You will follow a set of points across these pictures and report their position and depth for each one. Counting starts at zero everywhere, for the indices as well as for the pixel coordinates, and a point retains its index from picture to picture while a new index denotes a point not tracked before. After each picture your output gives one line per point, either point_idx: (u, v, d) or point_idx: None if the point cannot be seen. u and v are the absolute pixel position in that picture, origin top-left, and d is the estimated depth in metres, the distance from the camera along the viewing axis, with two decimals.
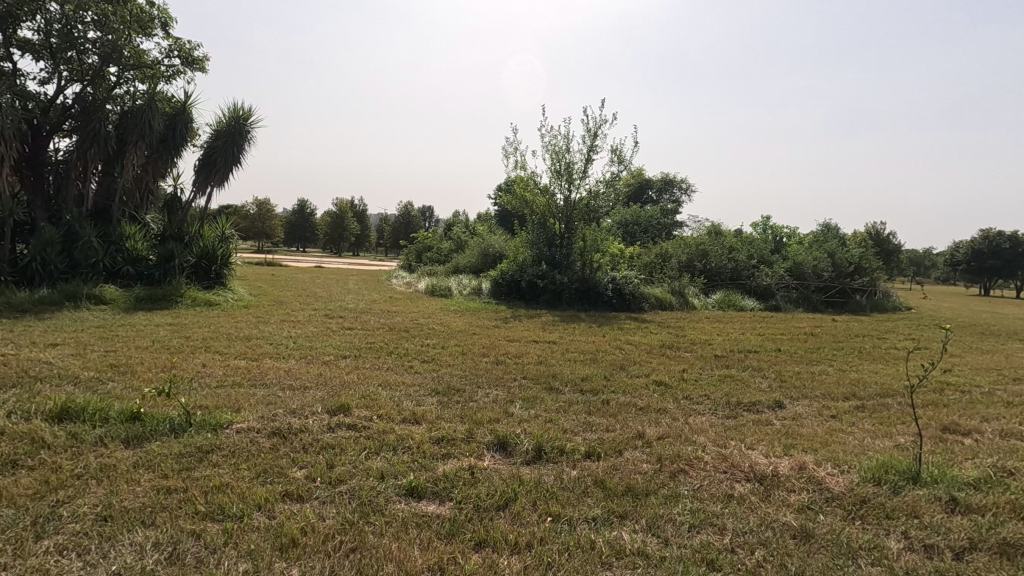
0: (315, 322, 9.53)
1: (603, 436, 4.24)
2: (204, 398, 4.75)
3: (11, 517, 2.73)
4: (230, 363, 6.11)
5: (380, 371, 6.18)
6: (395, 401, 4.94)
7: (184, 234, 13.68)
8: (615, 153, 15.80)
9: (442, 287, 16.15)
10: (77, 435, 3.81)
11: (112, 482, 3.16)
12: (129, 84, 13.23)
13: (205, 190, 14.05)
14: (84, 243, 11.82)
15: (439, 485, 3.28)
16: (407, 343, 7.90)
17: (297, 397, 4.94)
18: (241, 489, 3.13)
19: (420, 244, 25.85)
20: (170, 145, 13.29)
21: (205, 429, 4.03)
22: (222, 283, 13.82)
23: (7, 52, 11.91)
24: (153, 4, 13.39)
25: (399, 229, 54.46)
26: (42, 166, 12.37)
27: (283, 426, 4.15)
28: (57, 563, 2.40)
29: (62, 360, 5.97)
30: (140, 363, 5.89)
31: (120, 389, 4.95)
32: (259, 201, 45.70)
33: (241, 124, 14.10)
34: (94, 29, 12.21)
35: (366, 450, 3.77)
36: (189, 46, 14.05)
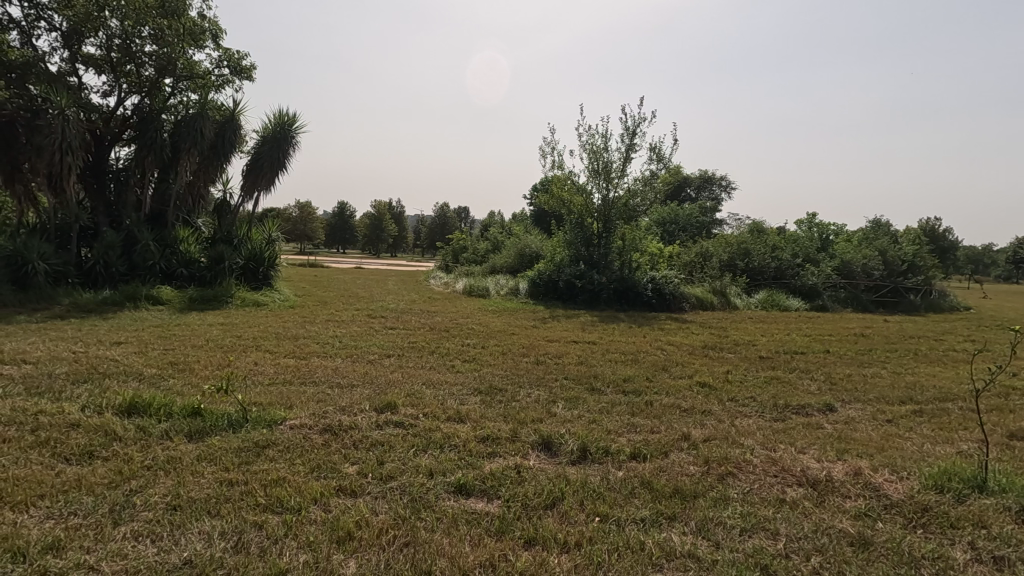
0: (359, 322, 9.78)
1: (648, 437, 4.22)
2: (259, 395, 4.95)
3: (90, 504, 2.93)
4: (280, 362, 6.34)
5: (423, 370, 6.29)
6: (439, 400, 5.03)
7: (234, 237, 14.23)
8: (653, 151, 15.59)
9: (480, 287, 16.28)
10: (145, 429, 4.03)
11: (178, 474, 3.34)
12: (182, 94, 13.84)
13: (253, 194, 14.59)
14: (142, 246, 12.45)
15: (487, 483, 3.32)
16: (447, 343, 8.02)
17: (345, 395, 5.08)
18: (298, 483, 3.25)
19: (457, 245, 26.12)
20: (220, 152, 13.85)
21: (260, 425, 4.20)
22: (269, 284, 14.33)
23: (72, 68, 12.65)
24: (204, 17, 13.97)
25: (435, 230, 55.16)
26: (103, 174, 13.11)
27: (334, 423, 4.28)
28: (134, 548, 2.55)
29: (126, 358, 6.32)
30: (197, 362, 6.17)
31: (180, 385, 5.21)
32: (301, 204, 47.05)
33: (286, 129, 14.55)
34: (151, 42, 12.84)
35: (414, 448, 3.86)
36: (238, 56, 14.61)
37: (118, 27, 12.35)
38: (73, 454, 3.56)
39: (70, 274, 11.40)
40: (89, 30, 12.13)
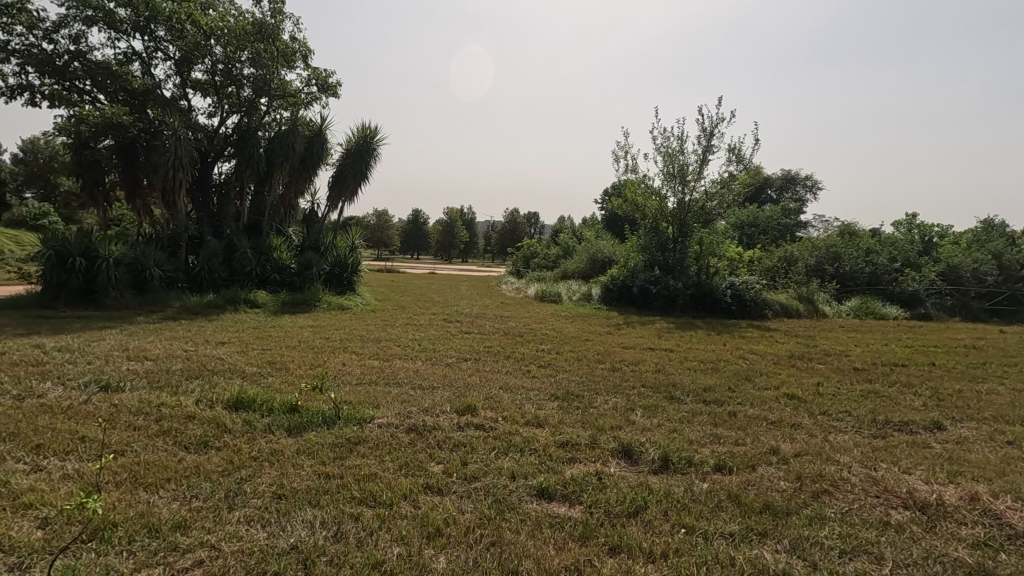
0: (436, 326, 10.09)
1: (733, 450, 4.08)
2: (350, 394, 5.25)
3: (209, 489, 3.23)
4: (366, 363, 6.67)
5: (500, 374, 6.41)
6: (517, 404, 5.12)
7: (321, 244, 15.16)
8: (732, 152, 15.04)
9: (553, 292, 16.33)
10: (251, 422, 4.39)
11: (281, 465, 3.60)
12: (276, 112, 14.90)
13: (338, 204, 15.47)
14: (241, 254, 13.50)
15: (569, 488, 3.34)
16: (523, 347, 8.13)
17: (427, 396, 5.29)
18: (388, 480, 3.41)
19: (528, 250, 26.36)
20: (309, 165, 14.80)
21: (352, 422, 4.45)
22: (352, 289, 15.08)
23: (183, 92, 13.96)
24: (296, 39, 14.98)
25: (504, 236, 55.77)
26: (208, 187, 14.33)
27: (419, 423, 4.46)
28: (247, 531, 2.79)
29: (230, 356, 6.89)
30: (292, 362, 6.62)
31: (279, 383, 5.62)
32: (378, 212, 49.23)
33: (368, 141, 15.29)
34: (249, 66, 13.94)
35: (495, 450, 3.95)
36: (325, 74, 15.55)
37: (221, 54, 13.51)
38: (192, 443, 3.93)
39: (180, 279, 12.54)
40: (197, 57, 13.35)
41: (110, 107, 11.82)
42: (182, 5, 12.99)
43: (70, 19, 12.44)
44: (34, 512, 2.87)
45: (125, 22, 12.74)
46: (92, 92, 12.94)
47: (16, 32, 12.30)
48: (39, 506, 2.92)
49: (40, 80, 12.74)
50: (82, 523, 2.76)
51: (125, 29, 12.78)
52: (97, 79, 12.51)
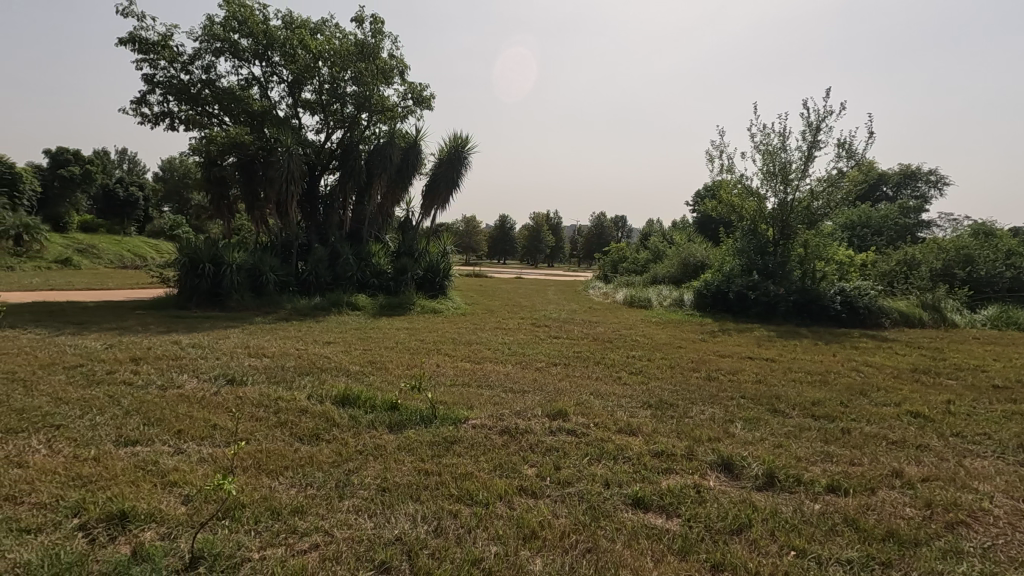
0: (525, 330, 10.20)
1: (849, 470, 3.76)
2: (445, 394, 5.45)
3: (321, 478, 3.49)
4: (459, 365, 6.90)
5: (591, 380, 6.35)
6: (608, 410, 5.05)
7: (415, 250, 15.85)
8: (842, 147, 13.91)
9: (642, 298, 15.95)
10: (356, 418, 4.68)
11: (384, 460, 3.80)
12: (375, 126, 15.79)
13: (430, 211, 16.11)
14: (344, 260, 14.44)
15: (666, 499, 3.25)
16: (612, 353, 8.01)
17: (519, 400, 5.35)
18: (484, 480, 3.49)
19: (616, 254, 25.93)
20: (405, 174, 15.53)
21: (447, 422, 4.61)
22: (444, 293, 15.61)
23: (295, 111, 15.20)
24: (393, 56, 15.80)
25: (591, 240, 55.24)
26: (316, 199, 15.48)
27: (512, 425, 4.53)
28: (356, 520, 2.98)
29: (335, 355, 7.39)
30: (391, 362, 6.98)
31: (380, 381, 5.95)
32: (467, 217, 50.68)
33: (460, 150, 15.76)
34: (352, 84, 14.91)
35: (588, 456, 3.92)
36: (419, 88, 16.27)
37: (328, 74, 14.56)
38: (306, 435, 4.26)
39: (291, 283, 13.61)
40: (307, 79, 14.49)
41: (234, 128, 13.14)
42: (294, 31, 14.17)
43: (202, 51, 13.99)
44: (178, 490, 3.24)
45: (247, 51, 14.10)
46: (220, 116, 14.44)
47: (160, 66, 14.03)
48: (182, 484, 3.30)
49: (179, 107, 14.43)
50: (217, 502, 3.07)
51: (246, 57, 14.16)
52: (224, 103, 13.95)
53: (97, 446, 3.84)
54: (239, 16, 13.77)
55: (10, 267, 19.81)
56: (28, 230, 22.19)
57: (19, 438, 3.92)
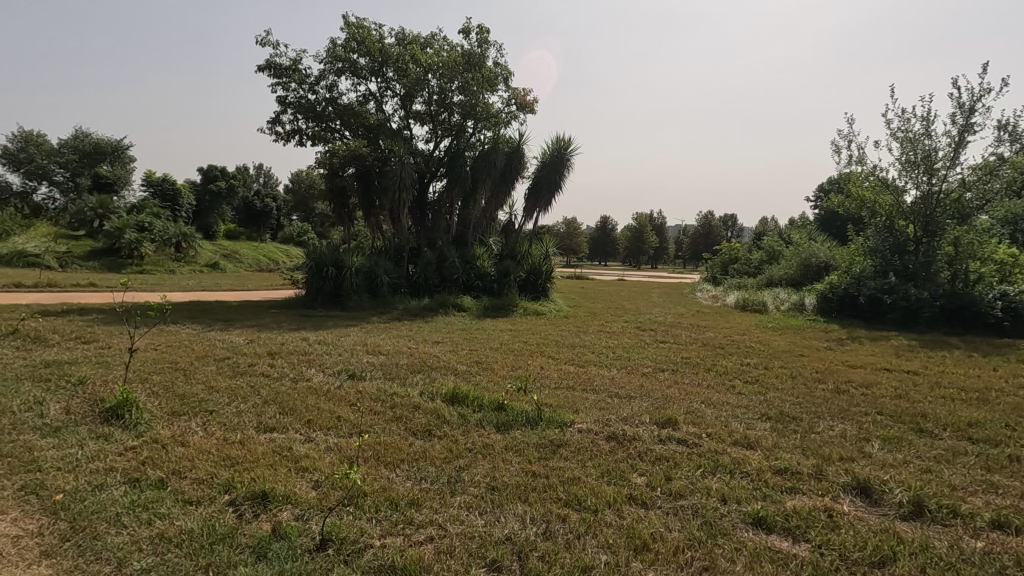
0: (629, 334, 9.96)
1: (1020, 505, 3.23)
2: (550, 397, 5.45)
3: (434, 473, 3.64)
4: (562, 368, 6.89)
5: (701, 388, 6.04)
6: (722, 421, 4.76)
7: (517, 253, 16.08)
8: (1003, 129, 12.08)
9: (756, 301, 14.94)
10: (465, 416, 4.83)
11: (492, 459, 3.88)
12: (480, 133, 16.25)
13: (533, 214, 16.26)
14: (450, 263, 15.02)
15: (792, 521, 2.99)
16: (725, 360, 7.56)
17: (625, 405, 5.22)
18: (591, 485, 3.45)
19: (726, 255, 24.54)
20: (508, 178, 15.82)
21: (553, 425, 4.61)
22: (546, 295, 15.69)
23: (407, 123, 16.07)
24: (498, 64, 16.17)
25: (698, 240, 52.74)
26: (425, 205, 16.25)
27: (619, 431, 4.43)
28: (467, 516, 3.06)
29: (444, 355, 7.70)
30: (497, 362, 7.13)
31: (486, 381, 6.09)
32: (568, 219, 50.55)
33: (562, 152, 15.75)
34: (459, 94, 15.47)
35: (701, 469, 3.72)
36: (523, 93, 16.51)
37: (437, 86, 15.24)
38: (419, 430, 4.47)
39: (402, 285, 14.39)
40: (418, 91, 15.27)
41: (354, 141, 14.18)
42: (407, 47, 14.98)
43: (326, 72, 15.24)
44: (310, 475, 3.53)
45: (365, 69, 15.15)
46: (341, 131, 15.65)
47: (292, 89, 15.49)
48: (311, 470, 3.60)
49: (307, 124, 15.82)
50: (343, 489, 3.31)
51: (364, 75, 15.21)
52: (345, 119, 15.07)
53: (243, 430, 4.31)
54: (358, 37, 14.83)
55: (173, 271, 22.93)
56: (186, 238, 25.54)
57: (182, 420, 4.50)
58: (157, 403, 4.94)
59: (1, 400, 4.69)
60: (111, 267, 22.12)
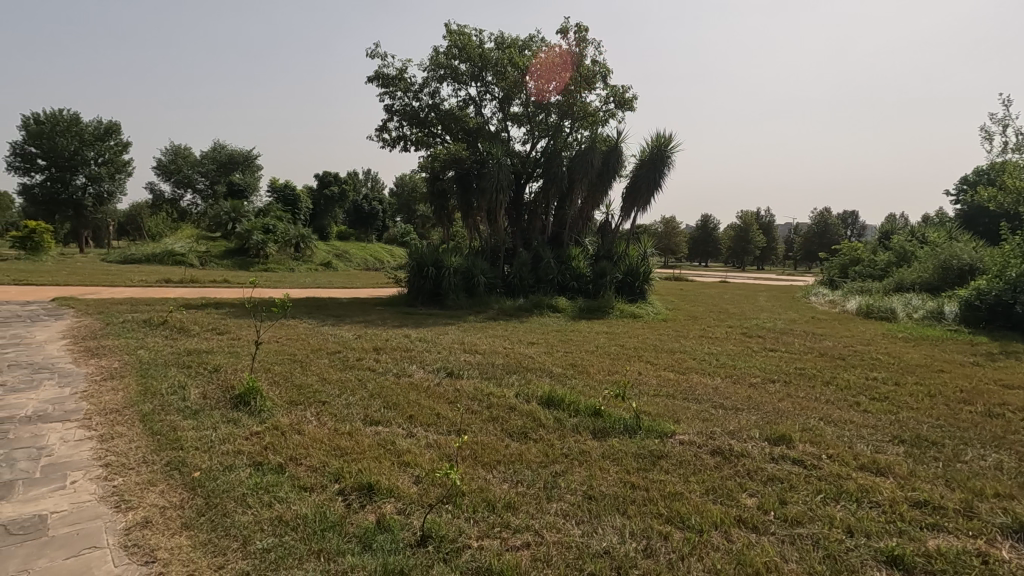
0: (734, 340, 9.37)
1: None
2: (649, 405, 5.24)
3: (530, 477, 3.62)
4: (662, 374, 6.60)
5: (818, 402, 5.52)
6: (844, 442, 4.30)
7: (614, 254, 15.74)
8: None
9: (883, 308, 13.47)
10: (561, 420, 4.77)
11: (589, 467, 3.79)
12: (578, 132, 16.09)
13: (630, 214, 15.85)
14: (545, 263, 15.04)
15: (937, 565, 2.62)
16: (846, 373, 6.86)
17: (732, 418, 4.89)
18: (696, 502, 3.25)
19: (846, 256, 22.41)
20: (605, 178, 15.54)
21: (653, 435, 4.42)
22: (644, 297, 15.20)
23: (505, 125, 16.30)
24: (597, 62, 15.93)
25: (812, 239, 48.67)
26: (521, 206, 16.39)
27: (725, 446, 4.14)
28: (564, 525, 3.00)
29: (539, 356, 7.71)
30: (593, 366, 7.00)
31: (582, 385, 5.99)
32: (666, 219, 48.81)
33: (663, 149, 15.19)
34: (557, 94, 15.42)
35: (821, 494, 3.37)
36: (622, 90, 16.14)
37: (535, 87, 15.31)
38: (515, 432, 4.48)
39: (498, 285, 14.61)
40: (516, 94, 15.43)
41: (454, 145, 14.63)
42: (506, 51, 15.20)
43: (430, 80, 15.87)
44: (411, 470, 3.66)
45: (466, 74, 15.57)
46: (442, 135, 16.21)
47: (398, 97, 16.29)
48: (413, 465, 3.72)
49: (411, 130, 16.56)
50: (441, 487, 3.38)
51: (465, 80, 15.64)
52: (446, 124, 15.58)
53: (352, 422, 4.57)
54: (459, 44, 15.28)
55: (292, 269, 25.04)
56: (304, 239, 27.78)
57: (298, 409, 4.86)
58: (278, 392, 5.38)
59: (153, 383, 5.34)
60: (242, 265, 24.58)
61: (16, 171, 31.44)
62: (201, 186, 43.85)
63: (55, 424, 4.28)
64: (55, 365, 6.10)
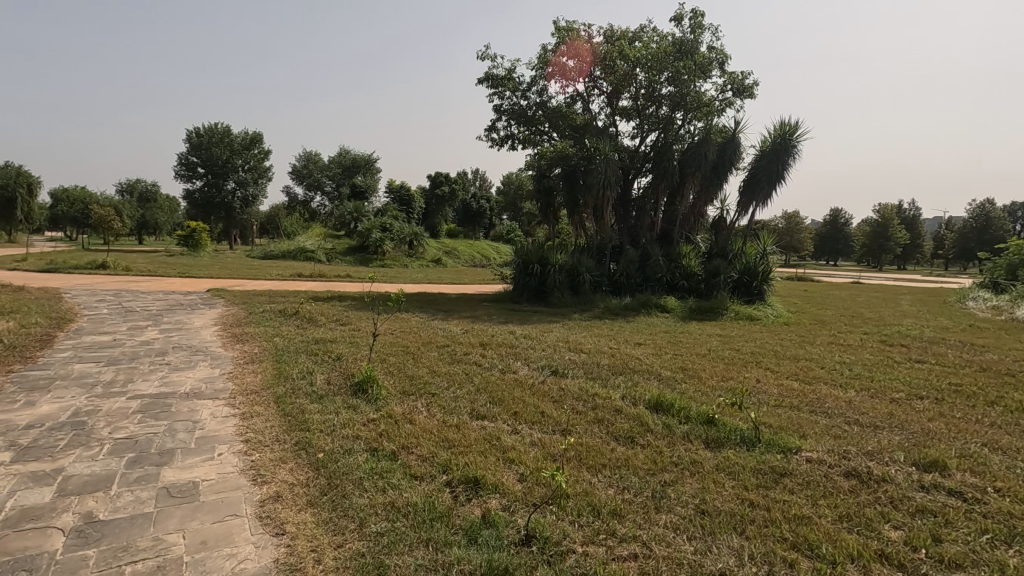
0: (871, 349, 8.37)
1: None
2: (771, 416, 4.83)
3: (638, 484, 3.46)
4: (784, 383, 6.04)
5: (981, 426, 4.74)
6: (1016, 475, 3.64)
7: (729, 252, 14.79)
8: None
9: None
10: (670, 426, 4.54)
11: (701, 479, 3.56)
12: (690, 124, 15.32)
13: (748, 209, 14.81)
14: (653, 261, 14.53)
15: None
16: (1017, 393, 5.84)
17: (869, 436, 4.36)
18: (828, 529, 2.92)
19: (1015, 255, 19.18)
20: (720, 172, 14.65)
21: (774, 449, 4.06)
22: (763, 299, 14.10)
23: (613, 120, 15.95)
24: (713, 49, 15.03)
25: (969, 236, 42.36)
26: (629, 202, 15.97)
27: (861, 468, 3.69)
28: (674, 539, 2.84)
29: (646, 357, 7.43)
30: (705, 370, 6.60)
31: (693, 391, 5.68)
32: (789, 214, 45.06)
33: (787, 139, 13.98)
34: (669, 85, 14.78)
35: (987, 535, 2.88)
36: (741, 77, 15.10)
37: (645, 79, 14.79)
38: (621, 436, 4.34)
39: (604, 283, 14.37)
40: (625, 87, 15.01)
41: (561, 142, 14.57)
42: (615, 44, 14.83)
43: (538, 78, 15.95)
44: (515, 467, 3.67)
45: (573, 71, 15.44)
46: (549, 133, 16.22)
47: (506, 97, 16.57)
48: (517, 462, 3.73)
49: (519, 129, 16.77)
50: (545, 487, 3.34)
51: (572, 76, 15.52)
52: (553, 121, 15.56)
53: (459, 415, 4.70)
54: (567, 40, 15.16)
55: (406, 266, 26.46)
56: (417, 237, 29.25)
57: (410, 400, 5.09)
58: (392, 382, 5.68)
59: (286, 368, 5.89)
60: (361, 261, 26.43)
61: (182, 178, 36.40)
62: (329, 188, 47.78)
63: (207, 400, 4.87)
64: (208, 348, 6.95)
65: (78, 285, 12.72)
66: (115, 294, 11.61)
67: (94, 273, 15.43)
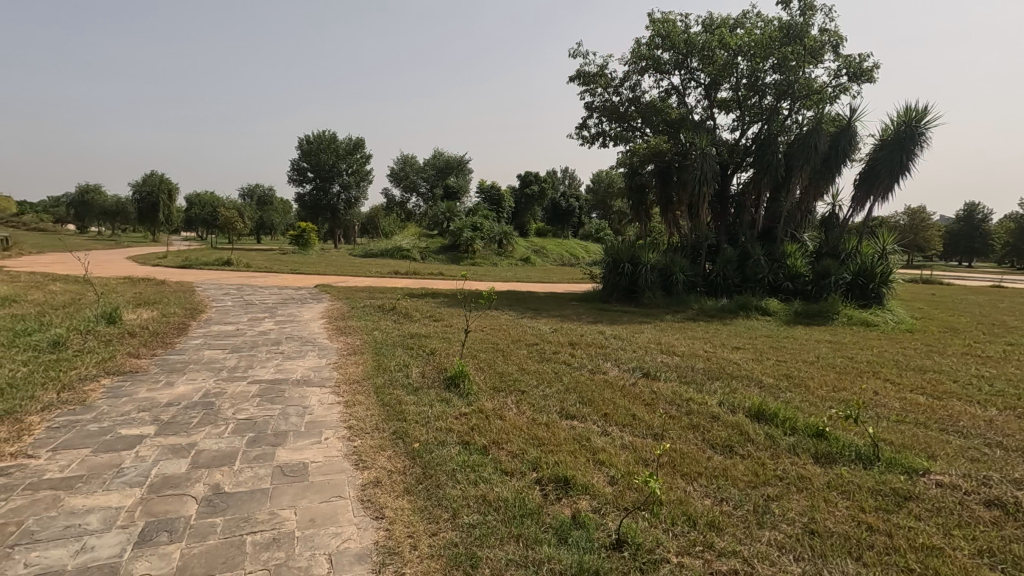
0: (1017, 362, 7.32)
1: None
2: (892, 433, 4.37)
3: (738, 497, 3.27)
4: (908, 397, 5.42)
5: None
6: None
7: (841, 250, 13.59)
8: None
9: None
10: (774, 437, 4.24)
11: (810, 496, 3.29)
12: (798, 114, 14.22)
13: (865, 204, 13.53)
14: (754, 261, 13.71)
15: None
16: None
17: (1017, 462, 3.80)
18: (965, 564, 2.59)
19: None
20: (832, 164, 13.50)
21: (896, 469, 3.67)
22: (881, 303, 12.81)
23: (710, 113, 15.22)
24: (825, 31, 13.88)
25: None
26: (727, 199, 15.18)
27: (1006, 497, 3.24)
28: (779, 558, 2.65)
29: (745, 362, 7.01)
30: (813, 379, 6.11)
31: (799, 400, 5.27)
32: (912, 210, 40.66)
33: (914, 126, 12.58)
34: (774, 73, 13.84)
35: None
36: (858, 60, 13.81)
37: (747, 68, 13.97)
38: (718, 444, 4.13)
39: (698, 283, 13.79)
40: (725, 78, 14.26)
41: (654, 138, 14.13)
42: (714, 33, 14.14)
43: (630, 73, 15.60)
44: (606, 469, 3.60)
45: (668, 63, 14.89)
46: (641, 128, 15.78)
47: (598, 94, 16.34)
48: (608, 465, 3.66)
49: (610, 126, 16.45)
50: (637, 492, 3.25)
51: (668, 69, 14.98)
52: (647, 116, 15.12)
53: (548, 414, 4.70)
54: (663, 32, 14.67)
55: (496, 264, 26.94)
56: (507, 237, 29.69)
57: (500, 396, 5.17)
58: (483, 377, 5.81)
59: (384, 361, 6.21)
60: (453, 259, 27.30)
61: (294, 182, 39.51)
62: (424, 189, 49.78)
63: (314, 388, 5.25)
64: (316, 339, 7.50)
65: (209, 279, 14.24)
66: (238, 288, 12.88)
67: (221, 270, 17.19)
